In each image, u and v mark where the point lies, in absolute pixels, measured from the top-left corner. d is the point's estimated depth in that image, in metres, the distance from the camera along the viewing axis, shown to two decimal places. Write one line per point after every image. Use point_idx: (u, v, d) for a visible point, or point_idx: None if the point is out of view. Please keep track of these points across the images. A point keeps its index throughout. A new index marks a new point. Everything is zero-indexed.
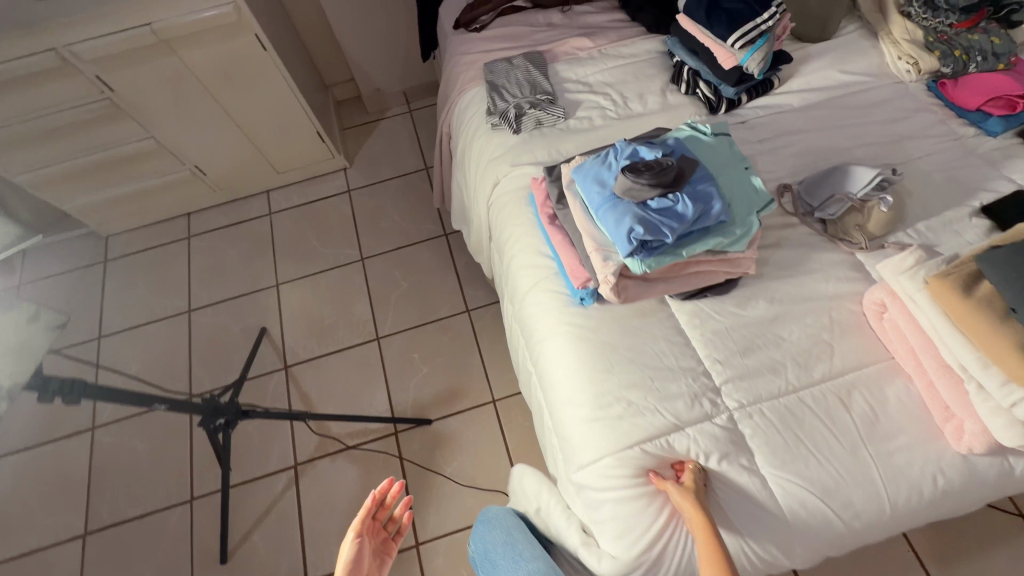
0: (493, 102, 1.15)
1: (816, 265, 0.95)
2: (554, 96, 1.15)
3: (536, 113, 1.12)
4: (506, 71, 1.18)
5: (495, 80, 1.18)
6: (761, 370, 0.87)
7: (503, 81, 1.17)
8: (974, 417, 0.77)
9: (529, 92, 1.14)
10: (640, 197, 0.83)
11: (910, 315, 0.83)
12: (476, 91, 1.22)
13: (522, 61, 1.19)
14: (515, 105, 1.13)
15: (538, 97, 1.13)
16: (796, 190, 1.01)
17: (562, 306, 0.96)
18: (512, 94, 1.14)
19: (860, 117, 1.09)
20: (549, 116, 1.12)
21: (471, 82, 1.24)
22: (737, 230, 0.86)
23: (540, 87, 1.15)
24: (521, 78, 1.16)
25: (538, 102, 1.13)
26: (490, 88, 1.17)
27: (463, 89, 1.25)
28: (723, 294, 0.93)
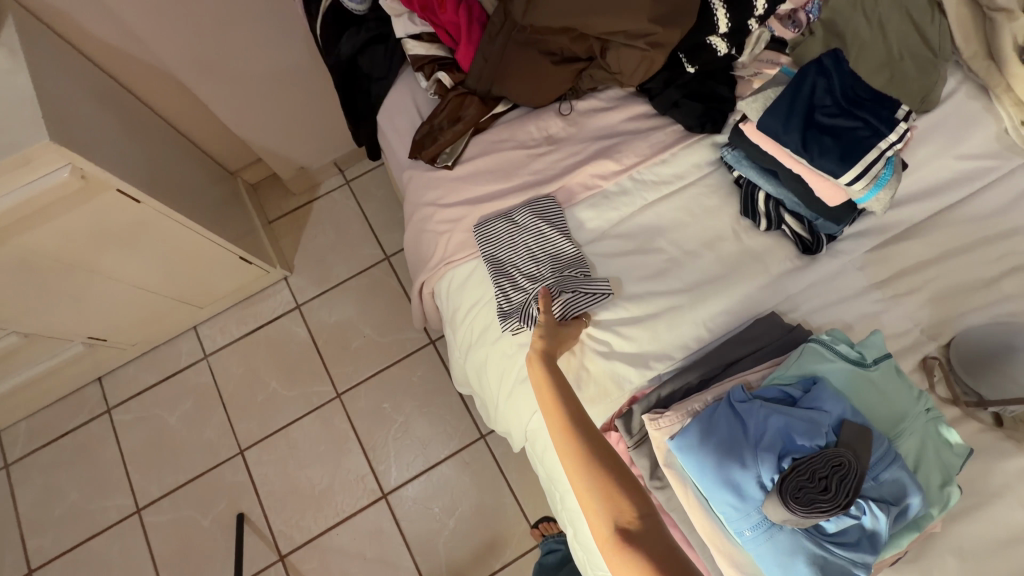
0: (505, 295, 0.80)
1: (1004, 483, 0.70)
2: (582, 265, 0.81)
3: (568, 303, 0.76)
4: (507, 237, 0.83)
5: (495, 251, 0.83)
6: None
7: (509, 253, 0.82)
8: None
9: (552, 269, 0.80)
10: (811, 522, 0.54)
11: None
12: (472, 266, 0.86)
13: (528, 216, 0.83)
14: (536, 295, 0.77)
15: (567, 275, 0.79)
16: (950, 364, 0.75)
17: None
18: (530, 277, 0.80)
19: (998, 228, 0.81)
20: (588, 300, 0.77)
21: (462, 251, 0.87)
22: (935, 510, 0.59)
23: (560, 255, 0.81)
24: (532, 247, 0.82)
25: (564, 281, 0.78)
26: (492, 268, 0.82)
27: (451, 261, 0.87)
28: (897, 560, 0.68)
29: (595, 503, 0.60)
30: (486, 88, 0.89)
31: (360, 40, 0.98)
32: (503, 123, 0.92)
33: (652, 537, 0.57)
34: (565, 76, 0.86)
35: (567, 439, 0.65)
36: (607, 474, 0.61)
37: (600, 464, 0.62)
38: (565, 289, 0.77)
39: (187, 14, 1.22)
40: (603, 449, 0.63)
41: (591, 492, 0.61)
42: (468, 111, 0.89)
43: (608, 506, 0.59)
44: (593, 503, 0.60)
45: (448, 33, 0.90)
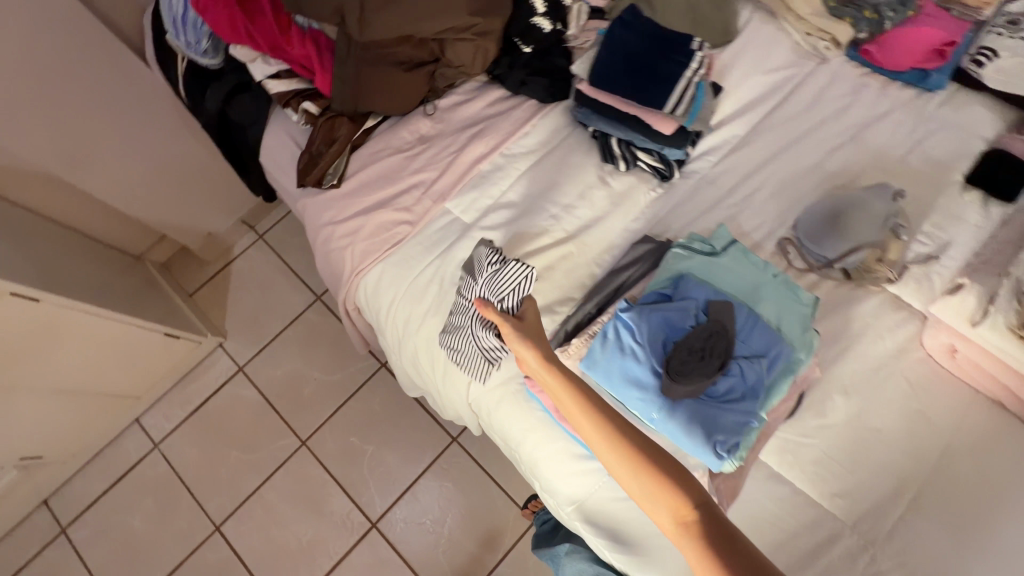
0: (458, 350, 0.83)
1: (864, 323, 0.83)
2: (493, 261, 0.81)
3: (508, 306, 0.76)
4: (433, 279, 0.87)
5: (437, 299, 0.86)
6: (879, 479, 0.76)
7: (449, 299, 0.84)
8: None
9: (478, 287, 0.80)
10: (700, 389, 0.64)
11: (991, 356, 0.75)
12: (431, 330, 0.87)
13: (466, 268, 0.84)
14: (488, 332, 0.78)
15: (489, 285, 0.78)
16: (800, 240, 0.87)
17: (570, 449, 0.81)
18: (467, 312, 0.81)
19: (810, 122, 0.96)
20: (519, 290, 0.75)
21: (415, 322, 0.88)
22: (803, 355, 0.70)
23: (472, 266, 0.83)
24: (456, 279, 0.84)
25: (487, 284, 0.78)
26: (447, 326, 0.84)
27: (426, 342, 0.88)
28: (797, 411, 0.79)
29: (640, 496, 0.57)
30: (351, 107, 0.94)
31: (224, 92, 1.02)
32: (377, 137, 0.98)
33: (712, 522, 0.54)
34: (419, 81, 0.94)
35: (597, 431, 0.61)
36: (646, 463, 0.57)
37: (645, 457, 0.58)
38: (493, 296, 0.77)
39: (48, 107, 1.21)
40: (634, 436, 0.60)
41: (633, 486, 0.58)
42: (340, 131, 0.95)
43: (657, 497, 0.56)
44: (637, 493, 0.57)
45: (303, 66, 0.96)
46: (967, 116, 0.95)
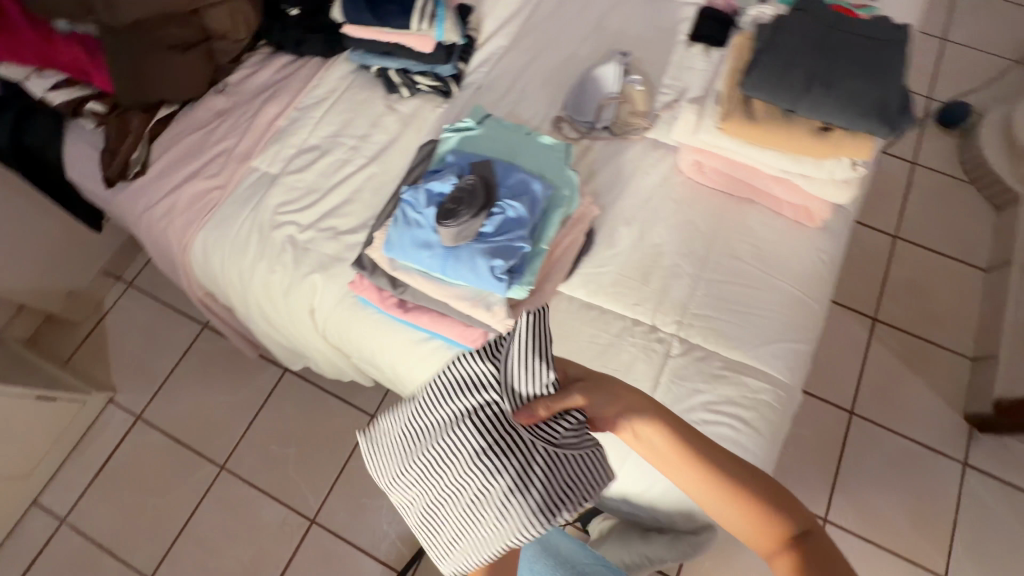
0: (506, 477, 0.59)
1: (631, 166, 0.98)
2: (490, 360, 0.64)
3: (551, 386, 0.60)
4: (440, 424, 0.64)
5: (464, 451, 0.61)
6: (666, 282, 0.89)
7: (479, 435, 0.60)
8: (814, 199, 0.90)
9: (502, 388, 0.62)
10: (472, 230, 0.74)
11: (722, 157, 0.91)
12: (488, 489, 0.59)
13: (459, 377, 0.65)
14: (560, 427, 0.59)
15: (515, 371, 0.60)
16: (568, 115, 1.01)
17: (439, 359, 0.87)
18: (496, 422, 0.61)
19: (560, 22, 1.12)
20: (549, 353, 0.60)
21: (464, 494, 0.60)
22: (565, 191, 0.82)
23: (473, 380, 0.64)
24: (467, 407, 0.63)
25: (515, 379, 0.61)
26: (467, 474, 0.61)
27: (497, 512, 0.58)
28: (592, 248, 0.91)
29: (752, 541, 0.49)
30: (139, 99, 0.98)
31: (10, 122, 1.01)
32: (175, 123, 1.03)
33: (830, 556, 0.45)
34: (197, 61, 1.00)
35: (716, 483, 0.50)
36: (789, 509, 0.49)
37: (737, 479, 0.50)
38: (529, 380, 0.60)
39: None
40: (759, 479, 0.50)
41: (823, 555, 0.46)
42: (133, 124, 0.99)
43: (752, 525, 0.49)
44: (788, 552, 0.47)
45: (77, 72, 0.99)
46: None
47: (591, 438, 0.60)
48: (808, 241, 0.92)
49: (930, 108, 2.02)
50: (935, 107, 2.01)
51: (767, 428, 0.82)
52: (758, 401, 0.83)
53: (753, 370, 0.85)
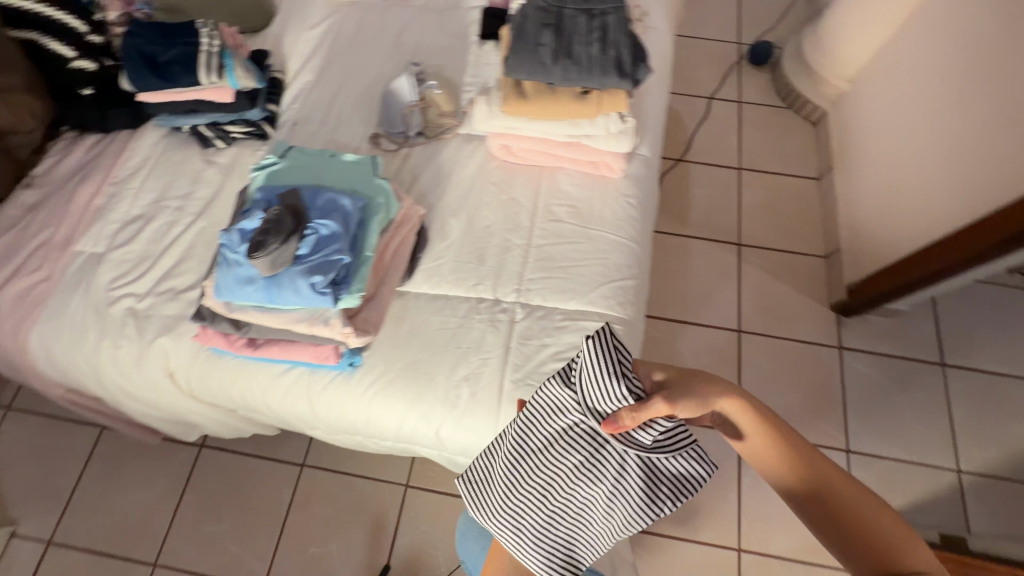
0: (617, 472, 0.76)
1: (450, 163, 1.06)
2: (568, 383, 0.80)
3: (631, 387, 0.72)
4: (541, 448, 0.80)
5: (566, 469, 0.78)
6: (500, 257, 0.98)
7: (578, 450, 0.78)
8: (608, 154, 1.02)
9: (593, 399, 0.76)
10: (287, 255, 0.78)
11: (522, 136, 1.01)
12: (592, 491, 0.77)
13: (552, 397, 0.81)
14: (650, 431, 0.73)
15: (606, 387, 0.73)
16: (383, 130, 1.08)
17: (302, 382, 0.90)
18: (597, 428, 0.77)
19: (361, 48, 1.18)
20: (624, 369, 0.73)
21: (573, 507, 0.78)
22: (380, 198, 0.89)
23: (559, 406, 0.80)
24: (560, 432, 0.79)
25: (593, 397, 0.75)
26: (575, 479, 0.78)
27: (606, 508, 0.77)
28: (428, 244, 0.98)
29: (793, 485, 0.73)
30: None
31: None
32: None
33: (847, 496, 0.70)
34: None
35: (765, 448, 0.75)
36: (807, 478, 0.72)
37: (797, 453, 0.73)
38: (617, 389, 0.72)
39: None
40: (796, 440, 0.74)
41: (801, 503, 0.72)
42: None
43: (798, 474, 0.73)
44: (786, 481, 0.74)
45: None
46: None
47: (686, 434, 0.74)
48: (613, 188, 1.04)
49: (741, 53, 2.29)
50: (745, 51, 2.28)
51: None
52: None
53: (592, 312, 0.94)
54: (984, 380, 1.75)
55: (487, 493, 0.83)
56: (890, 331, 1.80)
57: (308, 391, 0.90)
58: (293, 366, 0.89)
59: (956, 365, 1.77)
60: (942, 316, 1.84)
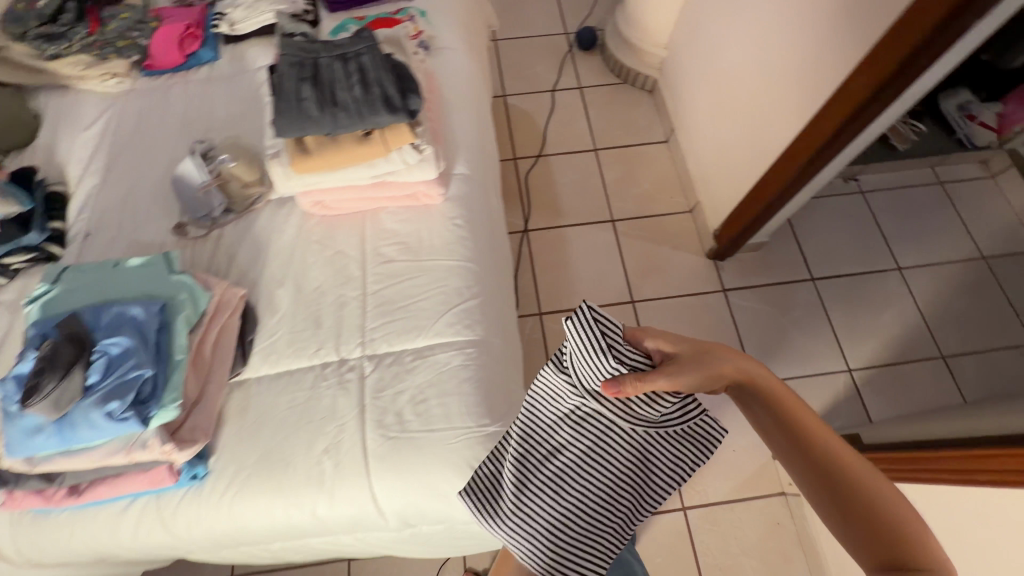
0: (625, 444, 0.79)
1: (266, 232, 1.01)
2: (562, 368, 0.83)
3: (624, 359, 0.76)
4: (552, 438, 0.82)
5: (576, 457, 0.80)
6: (338, 314, 0.94)
7: (588, 432, 0.80)
8: (421, 184, 1.01)
9: (591, 376, 0.78)
10: (74, 390, 0.72)
11: (329, 189, 0.99)
12: (606, 471, 0.79)
13: (552, 385, 0.83)
14: (654, 404, 0.77)
15: (601, 363, 0.76)
16: (187, 216, 1.02)
17: (148, 513, 0.82)
18: (600, 405, 0.80)
19: (147, 135, 1.11)
20: (607, 344, 0.75)
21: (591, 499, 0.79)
22: (181, 294, 0.84)
23: (559, 392, 0.83)
24: (567, 423, 0.82)
25: (586, 379, 0.78)
26: (586, 460, 0.80)
27: (622, 489, 0.79)
28: (259, 323, 0.93)
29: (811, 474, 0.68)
30: None
31: None
32: None
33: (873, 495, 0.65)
34: None
35: (788, 429, 0.72)
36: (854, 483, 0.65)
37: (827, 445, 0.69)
38: (611, 362, 0.75)
39: None
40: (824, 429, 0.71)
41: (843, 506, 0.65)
42: None
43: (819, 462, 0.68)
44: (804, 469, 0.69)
45: None
46: (249, 59, 1.20)
47: (694, 405, 0.78)
48: (435, 214, 1.05)
49: (570, 43, 2.41)
50: (572, 40, 2.40)
51: (473, 384, 0.91)
52: (454, 368, 0.91)
53: (442, 343, 0.93)
54: (849, 283, 1.92)
55: (495, 500, 0.81)
56: (762, 263, 1.94)
57: (158, 520, 0.83)
58: (134, 498, 0.82)
59: (824, 276, 1.93)
60: (801, 235, 2.01)
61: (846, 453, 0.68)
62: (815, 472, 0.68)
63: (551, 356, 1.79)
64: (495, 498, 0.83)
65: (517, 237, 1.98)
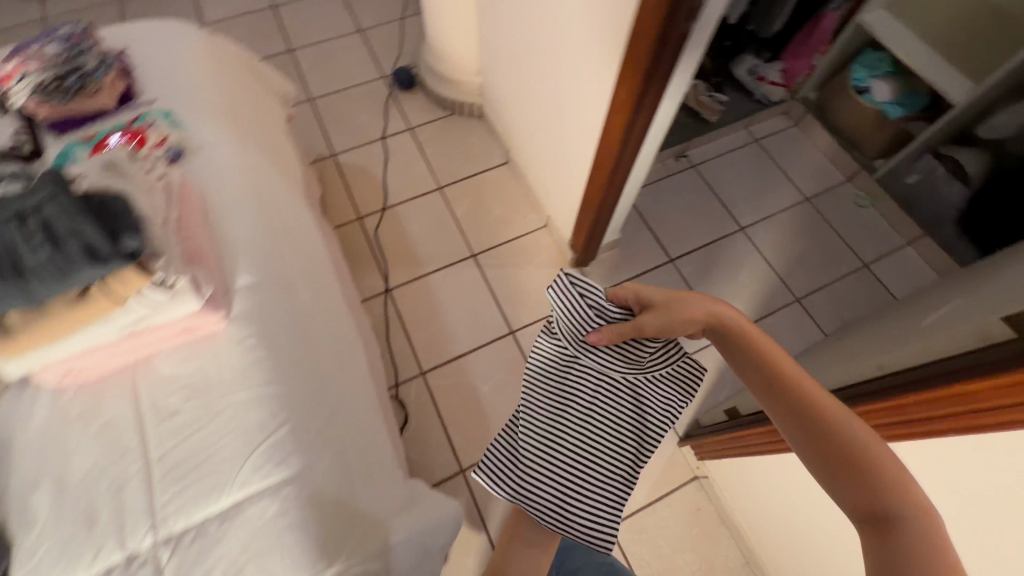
0: (638, 391, 1.14)
1: (9, 427, 0.84)
2: (552, 337, 1.21)
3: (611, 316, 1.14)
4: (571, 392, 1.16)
5: (578, 408, 1.13)
6: (115, 502, 0.79)
7: (592, 387, 1.14)
8: (191, 316, 0.89)
9: (582, 333, 1.15)
10: None
11: (80, 355, 0.84)
12: (608, 415, 1.13)
13: (570, 350, 1.18)
14: (640, 351, 1.12)
15: (594, 322, 1.14)
16: None
17: None
18: (597, 358, 1.14)
19: None
20: (584, 307, 1.14)
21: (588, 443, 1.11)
22: None
23: (565, 359, 1.18)
24: (561, 382, 1.16)
25: (581, 345, 1.15)
26: (603, 406, 1.14)
27: (614, 429, 1.12)
28: (13, 547, 0.76)
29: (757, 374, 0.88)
30: None
31: None
32: None
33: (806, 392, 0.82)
34: None
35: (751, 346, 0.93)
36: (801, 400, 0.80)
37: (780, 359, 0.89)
38: (602, 323, 1.14)
39: None
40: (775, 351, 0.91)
41: (785, 419, 0.81)
42: None
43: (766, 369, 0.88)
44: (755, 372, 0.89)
45: None
46: None
47: (675, 351, 1.12)
48: (220, 346, 0.92)
49: (390, 86, 2.36)
50: (391, 83, 2.35)
51: (295, 530, 0.81)
52: (267, 518, 0.81)
53: (251, 495, 0.83)
54: (704, 254, 2.03)
55: (513, 465, 1.14)
56: (624, 258, 2.00)
57: None
58: None
59: (681, 255, 2.02)
60: (652, 221, 2.10)
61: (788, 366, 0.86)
62: (755, 374, 0.88)
63: (445, 412, 1.71)
64: (515, 458, 1.15)
65: (379, 299, 1.88)
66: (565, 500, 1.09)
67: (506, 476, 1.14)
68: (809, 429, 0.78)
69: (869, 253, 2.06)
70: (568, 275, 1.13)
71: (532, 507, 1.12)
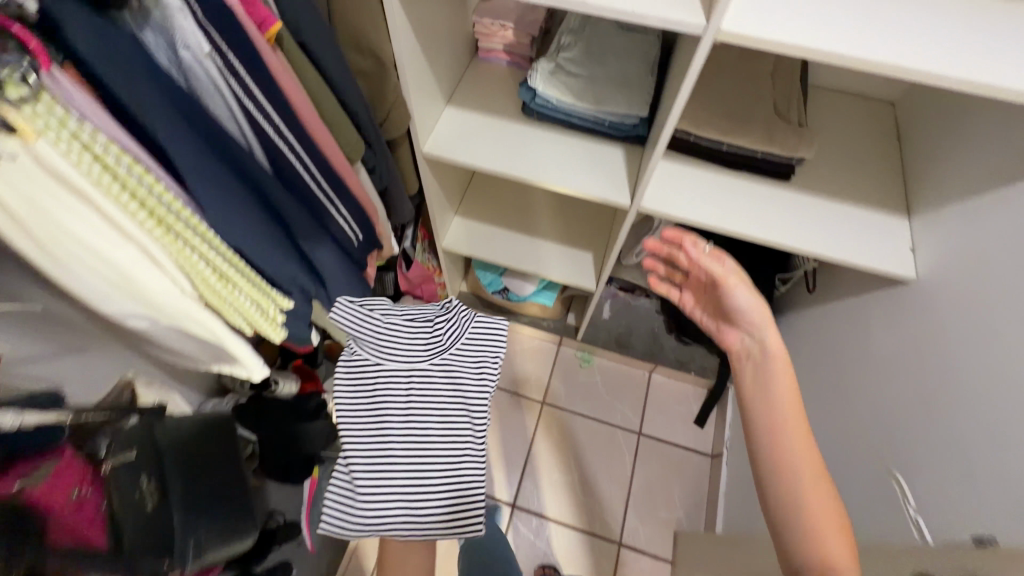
0: (444, 364, 1.10)
1: None
2: (351, 354, 1.09)
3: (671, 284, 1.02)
4: (377, 397, 1.07)
5: (397, 414, 1.05)
6: None
7: (402, 381, 1.07)
8: None
9: (373, 341, 1.07)
10: None
11: None
12: (425, 407, 1.07)
13: (365, 350, 1.08)
14: (433, 333, 1.12)
15: (389, 316, 1.11)
16: None
17: None
18: (400, 349, 1.09)
19: None
20: (365, 306, 1.04)
21: (420, 434, 1.05)
22: None
23: (361, 365, 1.08)
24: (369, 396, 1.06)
25: (376, 347, 1.08)
26: (419, 400, 1.07)
27: (438, 421, 1.07)
28: None
29: (750, 385, 0.83)
30: None
31: None
32: None
33: (776, 391, 0.80)
34: None
35: (767, 338, 0.84)
36: (760, 363, 0.83)
37: (784, 364, 0.82)
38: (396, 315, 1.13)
39: None
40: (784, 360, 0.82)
41: (751, 389, 0.82)
42: None
43: (775, 370, 0.82)
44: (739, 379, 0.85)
45: None
46: None
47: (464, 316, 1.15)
48: None
49: None
50: None
51: None
52: None
53: None
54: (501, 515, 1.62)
55: (353, 506, 1.03)
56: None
57: None
58: None
59: None
60: None
61: (779, 370, 0.82)
62: (757, 373, 0.83)
63: None
64: (352, 492, 1.03)
65: None
66: (416, 509, 1.04)
67: (349, 523, 1.03)
68: (757, 395, 0.81)
69: (631, 417, 1.80)
70: (344, 302, 0.98)
71: (392, 533, 1.04)
